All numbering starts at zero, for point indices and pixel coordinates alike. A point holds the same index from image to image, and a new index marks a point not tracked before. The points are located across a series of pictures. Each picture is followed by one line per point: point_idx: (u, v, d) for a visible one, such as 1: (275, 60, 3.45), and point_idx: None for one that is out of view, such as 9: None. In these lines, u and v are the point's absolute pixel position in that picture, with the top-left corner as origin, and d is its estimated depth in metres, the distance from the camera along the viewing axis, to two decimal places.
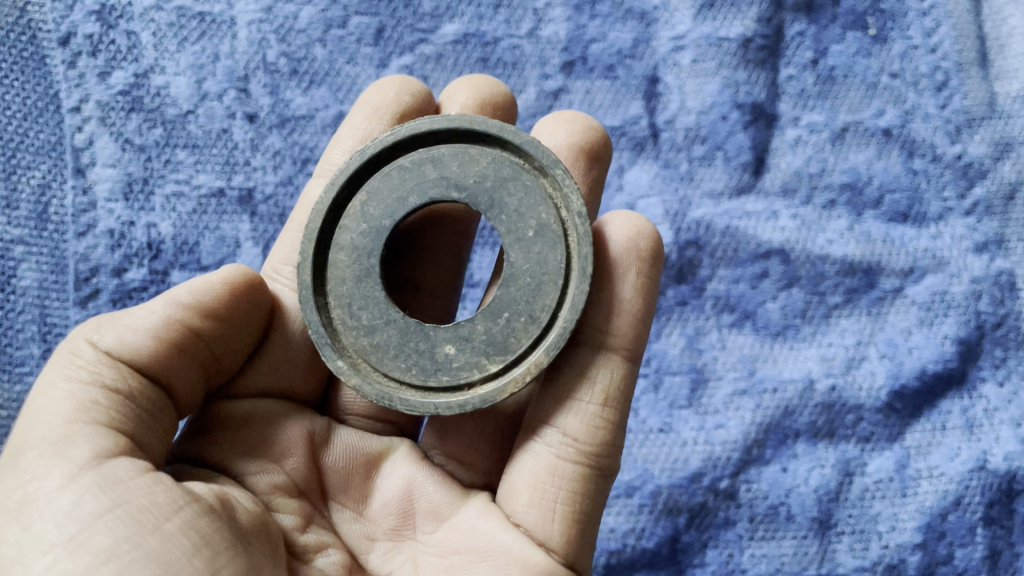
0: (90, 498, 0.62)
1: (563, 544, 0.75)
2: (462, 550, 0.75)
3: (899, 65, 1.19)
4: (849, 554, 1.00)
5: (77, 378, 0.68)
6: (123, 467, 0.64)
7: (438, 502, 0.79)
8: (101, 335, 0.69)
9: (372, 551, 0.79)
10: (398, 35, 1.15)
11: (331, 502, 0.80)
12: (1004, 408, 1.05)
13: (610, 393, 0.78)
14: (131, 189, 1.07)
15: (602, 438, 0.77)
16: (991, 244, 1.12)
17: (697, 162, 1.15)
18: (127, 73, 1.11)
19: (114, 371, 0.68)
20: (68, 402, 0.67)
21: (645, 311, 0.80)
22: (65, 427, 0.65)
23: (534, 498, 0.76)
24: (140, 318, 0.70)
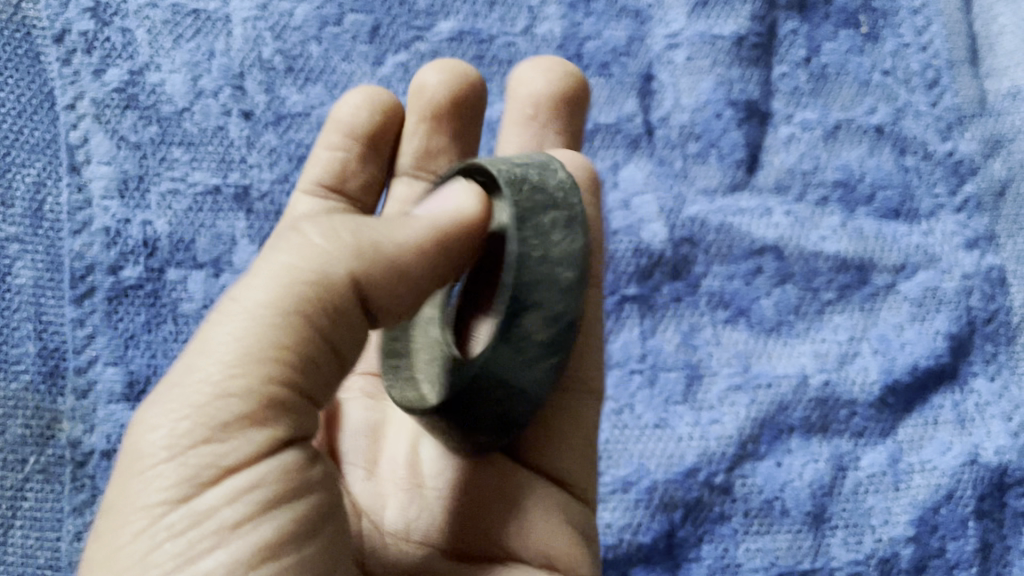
0: (265, 483, 0.59)
1: (572, 474, 0.81)
2: (469, 493, 0.78)
3: (890, 63, 1.20)
4: (843, 547, 1.01)
5: (317, 306, 0.60)
6: (295, 458, 0.61)
7: (443, 456, 0.81)
8: (349, 251, 0.61)
9: (384, 508, 0.78)
10: (393, 32, 1.15)
11: (343, 467, 0.81)
12: (995, 402, 1.06)
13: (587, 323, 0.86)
14: (127, 186, 1.06)
15: (586, 364, 0.84)
16: (982, 240, 1.12)
17: (691, 159, 1.16)
18: (123, 70, 1.11)
19: (355, 314, 0.62)
20: (300, 338, 0.59)
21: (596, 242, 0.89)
22: (232, 377, 0.58)
23: (535, 433, 0.80)
24: (408, 240, 0.63)
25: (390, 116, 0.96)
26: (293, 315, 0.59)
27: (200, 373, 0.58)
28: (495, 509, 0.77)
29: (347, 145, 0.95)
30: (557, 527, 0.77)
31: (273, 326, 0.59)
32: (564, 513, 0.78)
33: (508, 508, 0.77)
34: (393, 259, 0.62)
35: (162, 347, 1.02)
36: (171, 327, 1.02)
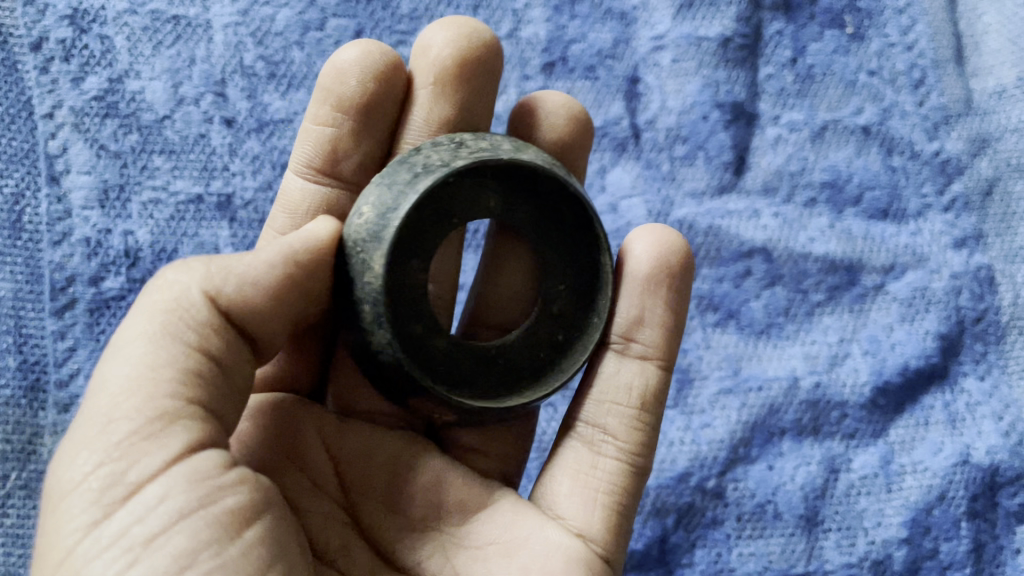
0: (104, 481, 0.60)
1: (601, 537, 0.76)
2: (497, 541, 0.75)
3: (876, 63, 1.19)
4: (836, 550, 1.00)
5: (168, 328, 0.64)
6: (219, 456, 0.63)
7: (465, 493, 0.77)
8: (219, 287, 0.66)
9: (399, 543, 0.75)
10: (376, 36, 1.14)
11: (353, 496, 0.77)
12: (985, 402, 1.05)
13: (645, 393, 0.80)
14: (107, 195, 1.05)
15: (640, 436, 0.79)
16: (970, 239, 1.12)
17: (678, 162, 1.15)
18: (102, 78, 1.09)
19: (220, 336, 0.66)
20: (156, 359, 0.63)
21: (677, 321, 0.82)
22: (139, 396, 0.62)
23: (577, 489, 0.78)
24: (256, 274, 0.67)
25: (387, 72, 0.88)
26: (155, 343, 0.64)
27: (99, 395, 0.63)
28: (523, 560, 0.73)
29: (338, 119, 0.88)
30: None
31: (154, 356, 0.63)
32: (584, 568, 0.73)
33: (533, 563, 0.73)
34: (252, 293, 0.67)
35: None
36: None
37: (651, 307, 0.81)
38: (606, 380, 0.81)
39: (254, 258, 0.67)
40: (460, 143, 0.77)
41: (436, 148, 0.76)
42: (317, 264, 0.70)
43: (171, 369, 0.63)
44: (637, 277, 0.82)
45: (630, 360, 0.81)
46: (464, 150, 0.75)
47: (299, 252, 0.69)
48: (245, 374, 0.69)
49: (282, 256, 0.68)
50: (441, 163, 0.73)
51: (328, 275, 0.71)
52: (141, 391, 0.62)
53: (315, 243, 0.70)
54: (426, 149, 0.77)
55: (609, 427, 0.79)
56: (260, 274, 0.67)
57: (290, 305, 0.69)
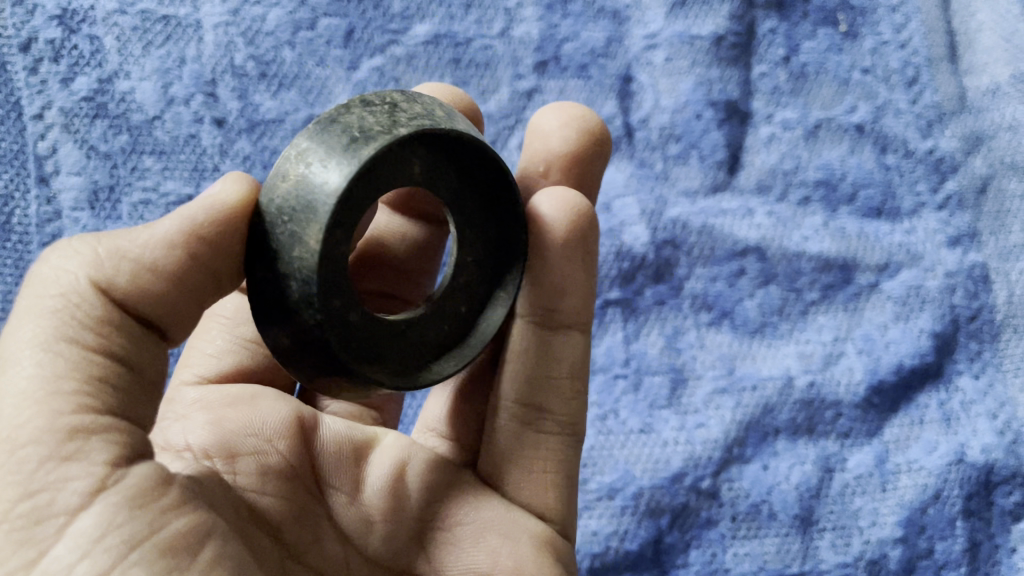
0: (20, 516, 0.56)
1: (557, 510, 0.78)
2: (465, 523, 0.74)
3: (870, 61, 1.19)
4: (832, 550, 1.00)
5: (65, 333, 0.60)
6: (145, 473, 0.60)
7: (435, 480, 0.77)
8: (111, 277, 0.62)
9: (371, 536, 0.74)
10: (368, 36, 1.14)
11: (326, 486, 0.75)
12: (980, 401, 1.05)
13: (576, 365, 0.79)
14: (97, 197, 1.04)
15: (574, 407, 0.79)
16: (965, 238, 1.12)
17: (672, 161, 1.15)
18: (91, 78, 1.08)
19: (116, 334, 0.62)
20: (53, 370, 0.60)
21: (590, 282, 0.80)
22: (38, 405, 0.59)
23: (522, 469, 0.78)
24: (151, 259, 0.62)
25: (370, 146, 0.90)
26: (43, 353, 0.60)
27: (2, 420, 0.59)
28: (492, 543, 0.73)
29: None
30: (546, 558, 0.73)
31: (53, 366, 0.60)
32: (551, 546, 0.75)
33: (501, 543, 0.73)
34: (151, 282, 0.62)
35: None
36: None
37: (569, 273, 0.78)
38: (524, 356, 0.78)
39: (147, 238, 0.62)
40: (394, 103, 0.67)
41: (370, 109, 0.66)
42: (224, 237, 0.64)
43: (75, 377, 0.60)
44: (547, 247, 0.77)
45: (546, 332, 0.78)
46: (400, 115, 0.66)
47: (201, 225, 0.63)
48: (155, 362, 0.65)
49: (186, 230, 0.63)
50: (380, 129, 0.64)
51: (239, 247, 0.66)
52: (46, 406, 0.58)
53: (218, 208, 0.64)
54: (360, 109, 0.66)
55: (542, 403, 0.78)
56: (158, 256, 0.62)
57: (195, 283, 0.64)
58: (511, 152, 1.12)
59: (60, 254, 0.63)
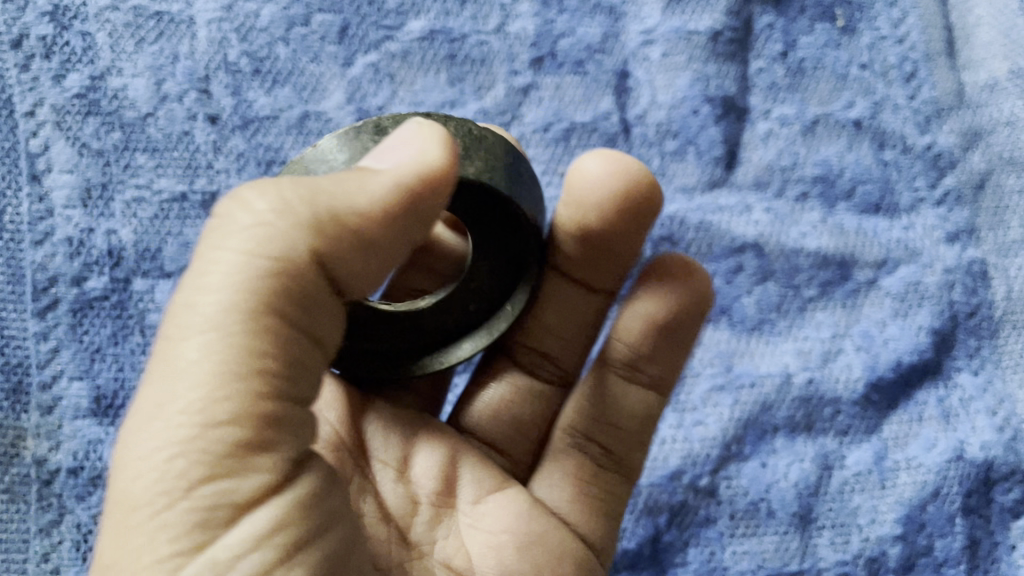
0: (209, 510, 0.57)
1: (597, 540, 0.87)
2: (509, 531, 0.81)
3: (867, 56, 1.19)
4: (830, 548, 0.99)
5: (279, 304, 0.59)
6: (313, 479, 0.62)
7: (481, 473, 0.83)
8: (320, 234, 0.60)
9: (415, 519, 0.80)
10: (362, 32, 1.13)
11: (373, 461, 0.82)
12: (979, 397, 1.05)
13: (646, 419, 0.89)
14: (90, 195, 1.03)
15: (637, 456, 0.89)
16: (963, 233, 1.11)
17: (669, 157, 1.14)
18: (83, 75, 1.07)
19: (310, 309, 0.62)
20: (234, 356, 0.57)
21: (676, 356, 0.88)
22: (204, 401, 0.57)
23: (576, 498, 0.87)
24: (360, 209, 0.62)
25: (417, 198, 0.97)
26: (220, 333, 0.57)
27: (142, 405, 0.58)
28: (535, 559, 0.81)
29: None
30: None
31: (196, 354, 0.57)
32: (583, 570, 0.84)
33: (543, 561, 0.81)
34: (344, 248, 0.62)
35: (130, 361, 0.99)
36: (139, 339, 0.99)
37: (657, 347, 0.87)
38: (608, 401, 0.88)
39: (316, 196, 0.61)
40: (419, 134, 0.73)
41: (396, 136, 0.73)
42: (415, 197, 0.65)
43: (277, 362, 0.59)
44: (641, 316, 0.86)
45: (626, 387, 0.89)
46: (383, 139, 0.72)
47: (387, 190, 0.63)
48: (328, 326, 0.64)
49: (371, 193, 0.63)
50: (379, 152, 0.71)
51: (403, 221, 0.65)
52: (202, 406, 0.57)
53: (425, 171, 0.64)
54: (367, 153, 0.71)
55: (608, 443, 0.89)
56: (354, 217, 0.62)
57: (372, 235, 0.63)
58: None
59: (253, 194, 0.60)
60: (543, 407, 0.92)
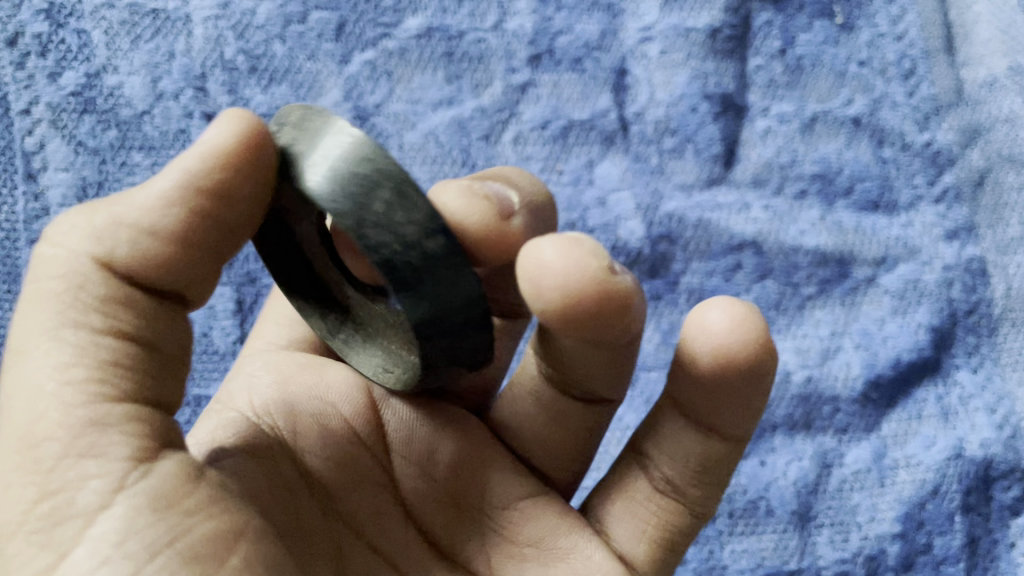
0: (52, 528, 0.55)
1: (645, 565, 0.78)
2: (540, 545, 0.76)
3: (866, 53, 1.18)
4: (829, 546, 0.99)
5: (68, 315, 0.59)
6: (173, 466, 0.59)
7: (512, 480, 0.78)
8: (111, 249, 0.60)
9: (432, 519, 0.76)
10: (359, 29, 1.12)
11: (393, 455, 0.76)
12: (978, 395, 1.04)
13: (711, 456, 0.76)
14: (85, 193, 1.03)
15: (699, 490, 0.78)
16: (962, 231, 1.11)
17: (667, 154, 1.14)
18: (79, 73, 1.07)
19: (132, 315, 0.61)
20: (51, 370, 0.58)
21: (734, 409, 0.73)
22: (28, 425, 0.57)
23: (628, 519, 0.79)
24: (148, 216, 0.60)
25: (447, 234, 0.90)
26: (57, 347, 0.59)
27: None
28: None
29: None
30: None
31: (36, 374, 0.58)
32: None
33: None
34: (156, 247, 0.61)
35: None
36: None
37: (716, 400, 0.72)
38: (669, 440, 0.77)
39: (118, 210, 0.61)
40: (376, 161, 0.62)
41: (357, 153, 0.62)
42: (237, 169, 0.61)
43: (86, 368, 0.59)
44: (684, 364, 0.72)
45: (698, 436, 0.76)
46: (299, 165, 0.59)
47: (199, 176, 0.61)
48: (166, 332, 0.63)
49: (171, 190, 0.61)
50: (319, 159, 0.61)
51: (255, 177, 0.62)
52: (33, 428, 0.57)
53: (212, 152, 0.61)
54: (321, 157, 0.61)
55: (666, 471, 0.78)
56: (157, 218, 0.60)
57: (197, 239, 0.62)
58: (505, 146, 1.11)
59: (58, 230, 0.62)
60: (582, 426, 0.80)
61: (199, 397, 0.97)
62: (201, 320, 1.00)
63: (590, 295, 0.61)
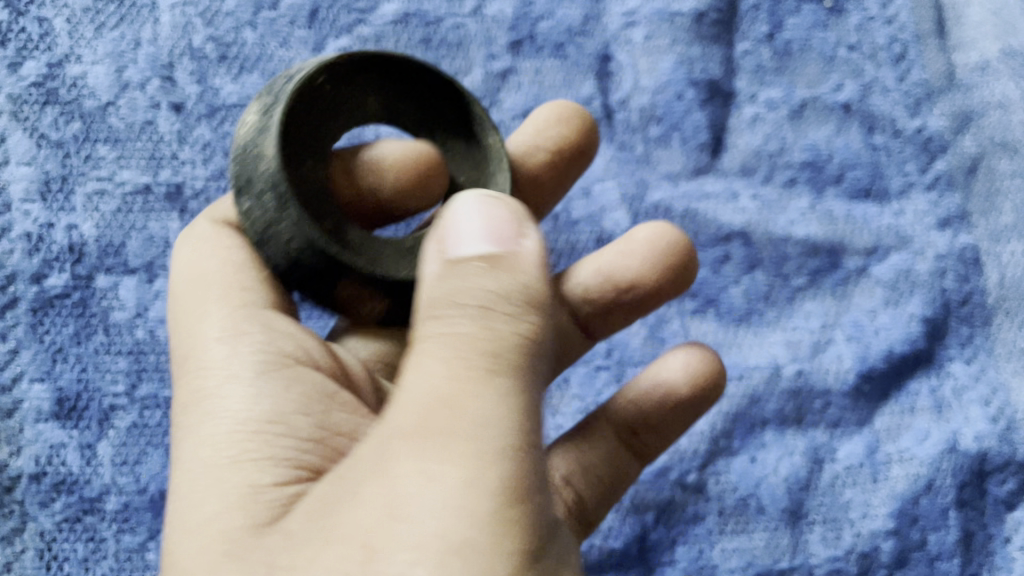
0: (535, 541, 0.54)
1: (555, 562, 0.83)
2: None
3: (855, 38, 1.15)
4: (822, 544, 0.97)
5: (474, 377, 0.55)
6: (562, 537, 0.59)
7: None
8: (516, 322, 0.57)
9: None
10: (333, 15, 1.08)
11: None
12: (972, 386, 1.02)
13: (628, 470, 0.90)
14: (48, 188, 0.99)
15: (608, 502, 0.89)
16: (955, 219, 1.08)
17: (653, 143, 1.11)
18: (40, 62, 1.03)
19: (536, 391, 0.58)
20: (512, 407, 0.55)
21: (681, 427, 0.92)
22: (500, 472, 0.53)
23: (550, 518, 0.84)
24: (537, 299, 0.59)
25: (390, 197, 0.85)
26: (521, 382, 0.56)
27: (367, 455, 0.55)
28: None
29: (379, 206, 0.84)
30: None
31: (483, 407, 0.54)
32: None
33: None
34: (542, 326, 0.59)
35: (93, 360, 0.94)
36: (102, 338, 0.95)
37: (676, 415, 0.91)
38: (610, 447, 0.89)
39: (515, 296, 0.57)
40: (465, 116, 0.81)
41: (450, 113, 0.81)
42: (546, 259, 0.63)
43: (527, 419, 0.56)
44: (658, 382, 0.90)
45: (630, 452, 0.91)
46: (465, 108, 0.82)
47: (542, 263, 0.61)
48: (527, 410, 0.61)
49: (543, 260, 0.61)
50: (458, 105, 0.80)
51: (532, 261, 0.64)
52: (474, 448, 0.53)
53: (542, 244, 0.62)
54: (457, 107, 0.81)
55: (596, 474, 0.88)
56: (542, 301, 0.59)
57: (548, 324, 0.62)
58: None
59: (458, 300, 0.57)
60: None
61: (170, 399, 0.94)
62: (170, 319, 0.96)
63: (683, 251, 0.88)
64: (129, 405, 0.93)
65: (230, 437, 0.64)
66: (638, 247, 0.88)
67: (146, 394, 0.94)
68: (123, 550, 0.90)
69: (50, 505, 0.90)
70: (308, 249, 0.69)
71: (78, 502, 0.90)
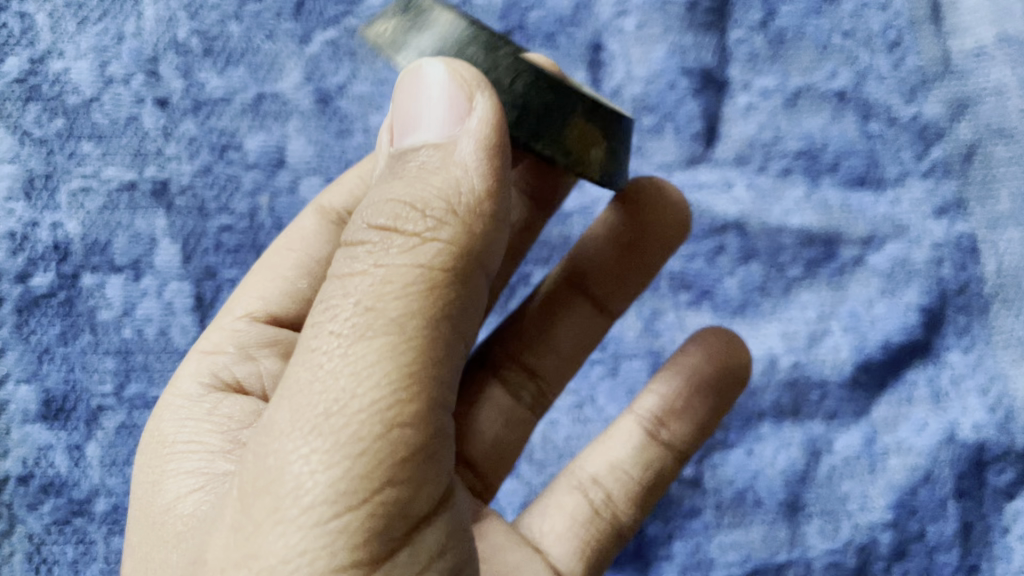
0: (381, 534, 0.50)
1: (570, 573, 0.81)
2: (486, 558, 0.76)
3: (850, 24, 1.13)
4: (819, 536, 0.96)
5: (358, 321, 0.51)
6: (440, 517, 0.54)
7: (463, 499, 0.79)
8: (418, 252, 0.52)
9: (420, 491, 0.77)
10: (320, 7, 1.07)
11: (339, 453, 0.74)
12: (970, 375, 1.00)
13: (656, 473, 0.87)
14: (32, 185, 0.97)
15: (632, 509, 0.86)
16: (951, 207, 1.06)
17: (647, 133, 1.11)
18: (23, 59, 1.01)
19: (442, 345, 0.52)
20: (389, 370, 0.50)
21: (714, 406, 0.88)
22: (350, 437, 0.49)
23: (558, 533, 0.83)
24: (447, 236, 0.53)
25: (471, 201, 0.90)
26: (399, 339, 0.51)
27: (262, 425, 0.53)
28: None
29: None
30: None
31: (358, 364, 0.50)
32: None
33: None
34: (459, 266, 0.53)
35: (81, 361, 0.93)
36: (90, 338, 0.94)
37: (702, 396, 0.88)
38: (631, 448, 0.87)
39: (422, 223, 0.53)
40: None
41: None
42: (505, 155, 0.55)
43: (414, 385, 0.51)
44: (688, 365, 0.89)
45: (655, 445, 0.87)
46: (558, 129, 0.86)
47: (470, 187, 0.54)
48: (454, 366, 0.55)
49: (496, 141, 0.54)
50: None
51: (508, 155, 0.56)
52: (329, 428, 0.49)
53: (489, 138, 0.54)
54: None
55: (606, 485, 0.86)
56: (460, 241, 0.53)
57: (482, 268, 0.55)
58: None
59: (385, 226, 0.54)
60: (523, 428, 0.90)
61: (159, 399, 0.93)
62: (159, 317, 0.95)
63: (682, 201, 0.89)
64: (117, 406, 0.92)
65: (191, 458, 0.64)
66: (642, 202, 0.88)
67: (134, 394, 0.93)
68: (113, 552, 0.89)
69: (39, 507, 0.89)
70: (534, 86, 0.62)
71: (67, 504, 0.89)
